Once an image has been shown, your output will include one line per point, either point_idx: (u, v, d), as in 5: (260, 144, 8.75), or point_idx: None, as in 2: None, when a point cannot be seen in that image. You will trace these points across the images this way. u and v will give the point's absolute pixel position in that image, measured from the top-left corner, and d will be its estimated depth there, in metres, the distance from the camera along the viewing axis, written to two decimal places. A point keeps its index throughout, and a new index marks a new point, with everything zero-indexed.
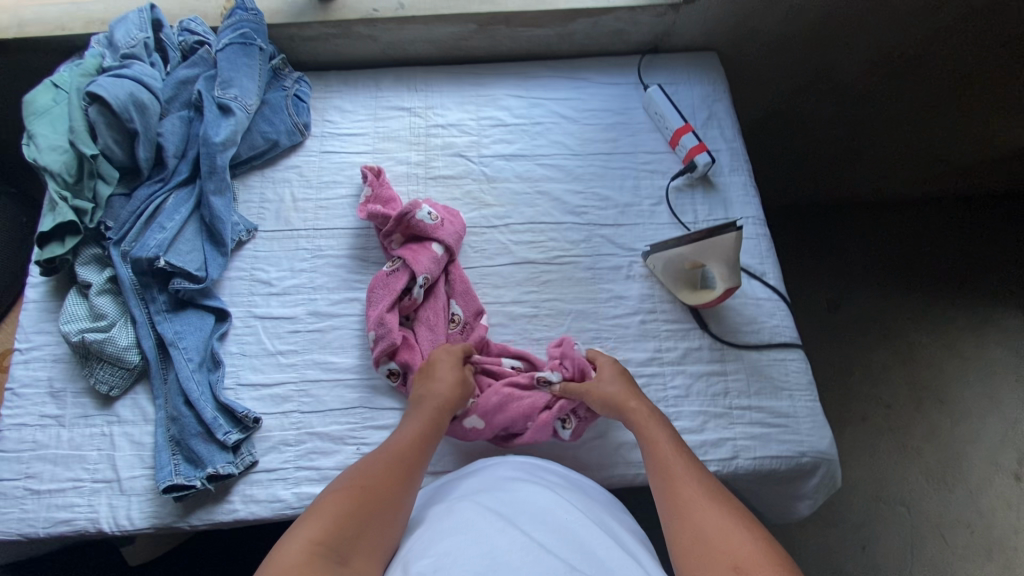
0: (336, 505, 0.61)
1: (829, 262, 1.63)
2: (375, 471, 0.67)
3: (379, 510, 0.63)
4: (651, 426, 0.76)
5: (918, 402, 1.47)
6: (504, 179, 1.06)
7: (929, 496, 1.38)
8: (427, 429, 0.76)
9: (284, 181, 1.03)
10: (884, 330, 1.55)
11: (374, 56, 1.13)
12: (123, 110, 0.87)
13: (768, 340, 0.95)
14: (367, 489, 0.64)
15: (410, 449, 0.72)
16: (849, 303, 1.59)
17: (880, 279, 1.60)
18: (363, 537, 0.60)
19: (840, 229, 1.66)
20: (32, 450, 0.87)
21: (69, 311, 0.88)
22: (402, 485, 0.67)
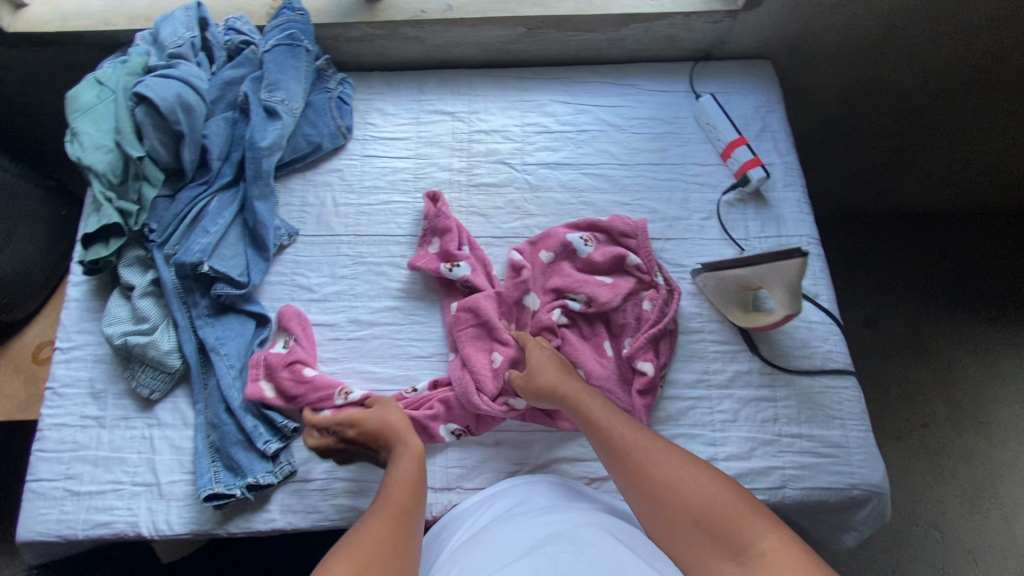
0: (348, 568, 0.58)
1: (872, 275, 1.57)
2: (379, 531, 0.64)
3: (390, 566, 0.60)
4: (604, 412, 0.77)
5: (956, 423, 1.43)
6: (548, 189, 1.03)
7: (965, 523, 1.33)
8: (417, 475, 0.75)
9: (325, 185, 1.02)
10: (925, 348, 1.50)
11: (418, 58, 1.10)
12: (169, 111, 0.84)
13: (821, 366, 0.91)
14: (377, 549, 0.61)
15: (406, 499, 0.70)
16: (892, 321, 1.53)
17: (923, 295, 1.54)
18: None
19: (884, 242, 1.60)
20: (73, 450, 0.87)
21: (112, 313, 0.88)
22: (406, 530, 0.65)
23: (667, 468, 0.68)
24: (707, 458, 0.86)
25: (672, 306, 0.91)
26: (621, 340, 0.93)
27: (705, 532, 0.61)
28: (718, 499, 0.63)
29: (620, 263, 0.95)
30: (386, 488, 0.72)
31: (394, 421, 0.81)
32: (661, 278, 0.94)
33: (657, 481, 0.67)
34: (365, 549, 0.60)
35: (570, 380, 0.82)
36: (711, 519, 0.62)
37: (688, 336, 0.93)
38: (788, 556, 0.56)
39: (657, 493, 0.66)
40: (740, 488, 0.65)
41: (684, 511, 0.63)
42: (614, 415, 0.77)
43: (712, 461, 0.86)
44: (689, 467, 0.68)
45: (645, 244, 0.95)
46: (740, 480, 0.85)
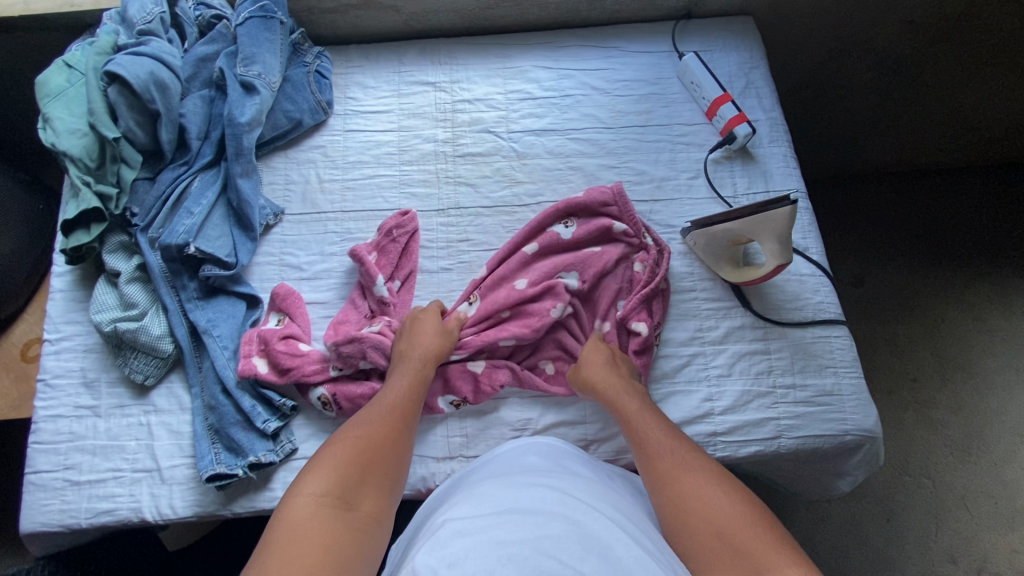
0: (336, 463, 0.66)
1: (857, 232, 1.58)
2: (371, 433, 0.71)
3: (378, 470, 0.69)
4: (643, 418, 0.78)
5: (944, 374, 1.46)
6: (534, 155, 1.02)
7: (952, 469, 1.37)
8: (417, 390, 0.80)
9: (308, 162, 1.00)
10: (910, 304, 1.52)
11: (395, 29, 1.08)
12: (144, 90, 0.82)
13: (812, 318, 0.92)
14: (364, 450, 0.69)
15: (399, 406, 0.77)
16: (877, 278, 1.55)
17: (909, 250, 1.56)
18: (367, 483, 0.66)
19: (869, 199, 1.60)
20: (69, 441, 0.86)
21: (99, 300, 0.86)
22: (398, 440, 0.73)
23: (699, 486, 0.67)
24: (704, 413, 0.87)
25: (662, 266, 0.91)
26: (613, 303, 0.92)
27: (727, 547, 0.61)
28: (749, 523, 0.62)
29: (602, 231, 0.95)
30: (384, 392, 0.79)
31: (428, 337, 0.85)
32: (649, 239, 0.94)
33: (688, 497, 0.66)
34: (354, 447, 0.69)
35: (620, 386, 0.81)
36: (736, 537, 0.61)
37: (681, 295, 0.94)
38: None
39: (685, 509, 0.66)
40: (769, 518, 0.64)
41: (711, 527, 0.63)
42: (657, 427, 0.76)
43: (709, 416, 0.87)
44: (724, 489, 0.67)
45: (630, 205, 0.95)
46: (736, 432, 0.86)
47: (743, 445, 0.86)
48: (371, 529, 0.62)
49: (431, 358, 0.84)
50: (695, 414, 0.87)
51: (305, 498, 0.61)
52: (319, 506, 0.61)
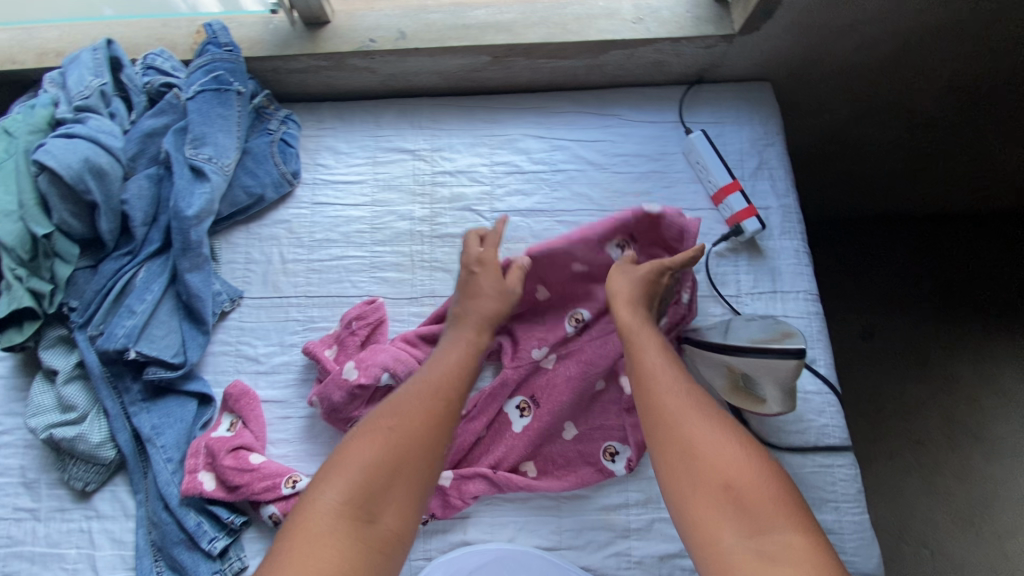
0: (360, 459, 0.61)
1: (868, 282, 1.43)
2: (406, 412, 0.65)
3: (416, 455, 0.62)
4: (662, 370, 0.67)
5: (951, 437, 1.28)
6: (519, 239, 0.93)
7: (953, 542, 1.19)
8: (463, 362, 0.72)
9: (271, 239, 0.92)
10: (921, 356, 1.35)
11: (373, 87, 0.98)
12: (76, 181, 0.73)
13: (814, 443, 0.84)
14: (393, 444, 0.62)
15: (443, 385, 0.68)
16: (888, 329, 1.39)
17: (925, 301, 1.39)
18: (393, 489, 0.60)
19: (894, 250, 1.43)
20: (7, 546, 0.81)
21: (34, 402, 0.79)
22: (438, 419, 0.65)
23: (713, 432, 0.61)
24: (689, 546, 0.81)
25: None
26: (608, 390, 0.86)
27: (733, 503, 0.56)
28: (761, 479, 0.57)
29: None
30: (429, 367, 0.71)
31: (485, 295, 0.79)
32: (686, 295, 0.85)
33: (693, 437, 0.61)
34: (377, 441, 0.62)
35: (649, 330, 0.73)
36: (745, 495, 0.56)
37: None
38: (807, 557, 0.51)
39: (689, 453, 0.60)
40: (788, 481, 0.58)
41: (716, 477, 0.58)
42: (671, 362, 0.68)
43: None
44: (739, 440, 0.60)
45: None
46: None
47: None
48: (388, 546, 0.58)
49: (488, 322, 0.78)
50: (678, 546, 0.81)
51: (320, 508, 0.57)
52: (339, 510, 0.57)
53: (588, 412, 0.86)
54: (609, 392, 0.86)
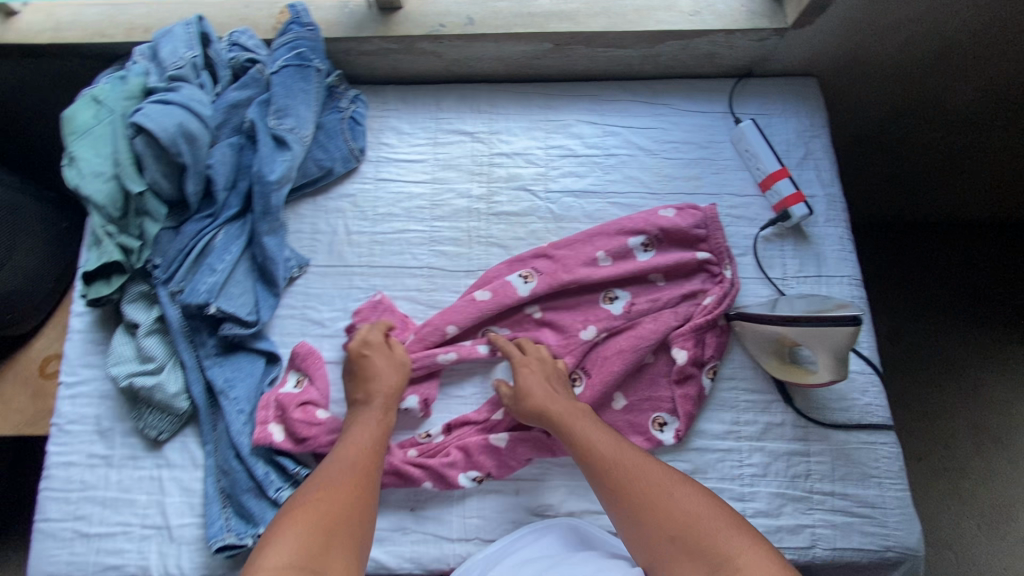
0: (299, 528, 0.64)
1: (899, 284, 1.44)
2: (338, 493, 0.70)
3: (349, 529, 0.67)
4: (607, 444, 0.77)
5: (976, 441, 1.30)
6: (573, 219, 0.97)
7: (978, 546, 1.22)
8: (378, 435, 0.79)
9: (337, 211, 0.97)
10: (944, 363, 1.37)
11: (435, 72, 1.03)
12: (171, 143, 0.78)
13: (858, 420, 0.87)
14: (332, 510, 0.67)
15: (365, 458, 0.76)
16: (918, 333, 1.40)
17: (954, 306, 1.41)
18: (334, 547, 0.64)
19: (924, 255, 1.45)
20: (81, 491, 0.85)
21: (116, 352, 0.84)
22: (361, 498, 0.71)
23: (653, 483, 0.71)
24: None
25: (714, 338, 0.88)
26: (656, 363, 0.89)
27: (682, 544, 0.65)
28: (700, 513, 0.67)
29: (680, 267, 0.92)
30: (340, 444, 0.77)
31: (385, 374, 0.84)
32: (729, 271, 0.92)
33: (646, 495, 0.70)
34: (321, 508, 0.67)
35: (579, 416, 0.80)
36: (693, 530, 0.65)
37: (720, 383, 0.89)
38: (760, 566, 0.59)
39: (642, 508, 0.70)
40: (720, 503, 0.69)
41: (665, 525, 0.67)
42: (599, 430, 0.79)
43: None
44: (671, 482, 0.71)
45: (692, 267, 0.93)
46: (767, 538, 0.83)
47: None
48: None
49: (391, 396, 0.83)
50: None
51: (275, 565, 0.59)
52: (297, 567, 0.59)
53: (637, 383, 0.89)
54: (658, 364, 0.89)
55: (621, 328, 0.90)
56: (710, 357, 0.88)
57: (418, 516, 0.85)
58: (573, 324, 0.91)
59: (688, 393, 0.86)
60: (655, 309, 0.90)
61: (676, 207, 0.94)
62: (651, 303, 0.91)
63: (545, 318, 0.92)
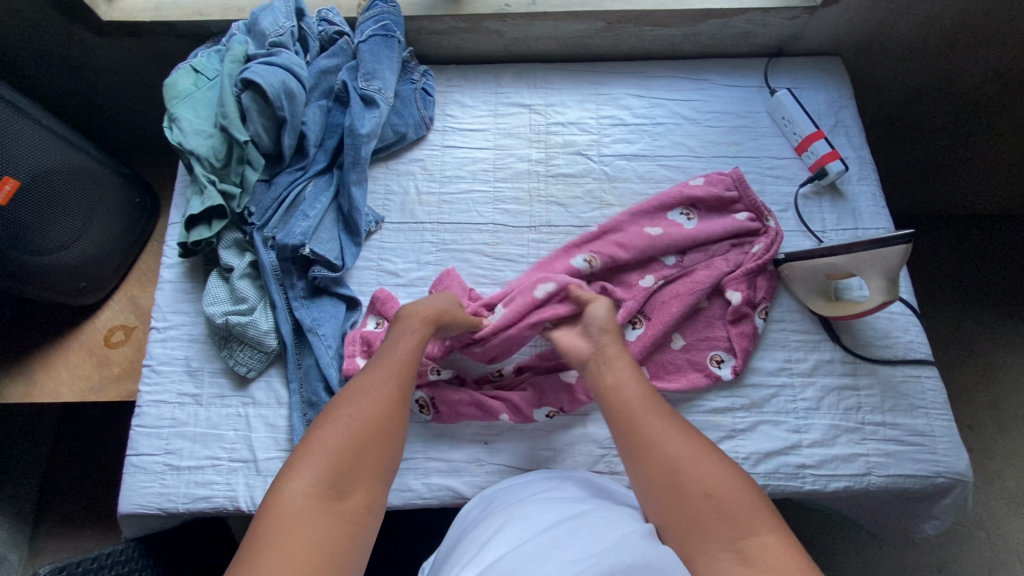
0: (331, 447, 0.65)
1: (931, 270, 1.44)
2: (363, 412, 0.69)
3: (373, 448, 0.67)
4: (654, 404, 0.75)
5: (1002, 419, 1.31)
6: (625, 179, 1.05)
7: (1008, 520, 1.23)
8: (412, 352, 0.79)
9: (407, 174, 1.04)
10: (966, 347, 1.37)
11: (496, 52, 1.13)
12: (275, 98, 0.87)
13: (902, 356, 0.92)
14: (362, 434, 0.67)
15: (393, 382, 0.74)
16: (947, 318, 1.40)
17: (982, 290, 1.41)
18: (357, 468, 0.65)
19: (958, 244, 1.44)
20: (171, 426, 0.89)
21: (211, 293, 0.90)
22: (388, 415, 0.71)
23: (687, 448, 0.69)
24: (792, 444, 0.88)
25: (764, 283, 0.95)
26: (710, 307, 0.95)
27: (708, 510, 0.63)
28: (733, 487, 0.65)
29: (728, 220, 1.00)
30: (382, 360, 0.77)
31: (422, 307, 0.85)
32: (771, 221, 0.99)
33: (678, 459, 0.68)
34: (350, 429, 0.67)
35: (630, 371, 0.79)
36: (725, 502, 0.63)
37: (771, 325, 0.95)
38: (786, 554, 0.58)
39: (674, 472, 0.67)
40: (747, 478, 0.67)
41: (696, 488, 0.65)
42: (645, 395, 0.76)
43: (796, 447, 0.88)
44: (705, 451, 0.69)
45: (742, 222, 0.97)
46: (825, 466, 0.87)
47: (831, 479, 0.87)
48: (359, 520, 0.61)
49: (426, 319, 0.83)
50: (782, 444, 0.88)
51: (296, 496, 0.60)
52: (311, 499, 0.60)
53: (693, 325, 0.95)
54: (712, 308, 0.95)
55: (679, 275, 0.96)
56: (762, 299, 0.94)
57: (491, 449, 0.89)
58: (630, 273, 0.97)
59: (744, 330, 0.92)
60: (706, 258, 0.97)
61: (704, 177, 1.02)
62: (702, 252, 0.98)
63: (603, 272, 0.98)
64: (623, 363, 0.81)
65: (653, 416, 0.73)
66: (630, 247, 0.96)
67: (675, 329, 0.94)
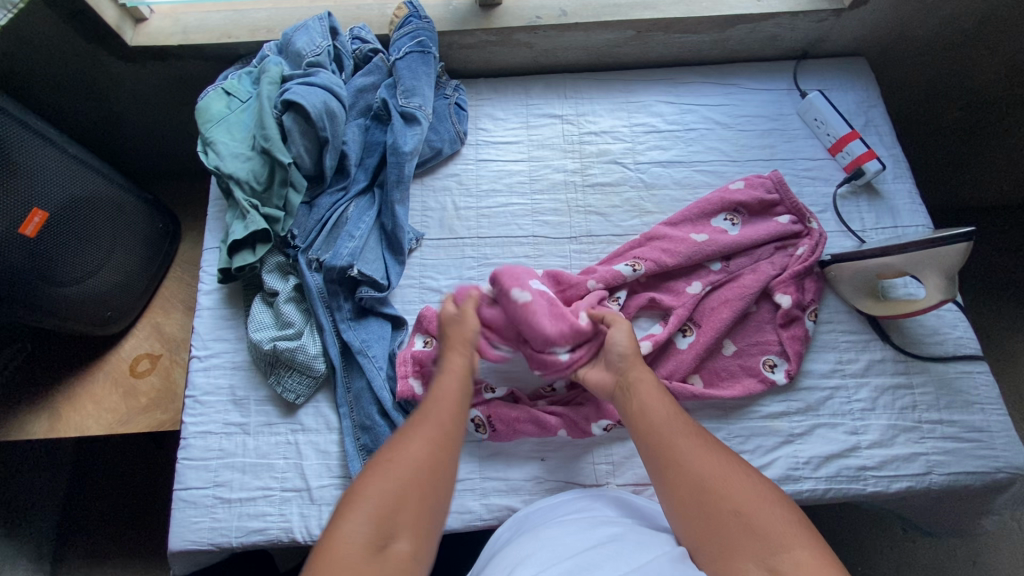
0: (379, 493, 0.63)
1: (981, 269, 1.41)
2: (409, 450, 0.68)
3: (421, 487, 0.65)
4: (675, 419, 0.73)
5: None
6: (663, 186, 1.04)
7: None
8: (460, 391, 0.76)
9: (444, 190, 1.03)
10: (990, 340, 1.36)
11: (524, 64, 1.13)
12: (318, 119, 0.87)
13: (953, 352, 0.93)
14: (411, 479, 0.65)
15: (440, 412, 0.72)
16: (1004, 321, 1.36)
17: None
18: (404, 512, 0.63)
19: (1006, 238, 1.40)
20: (219, 458, 0.87)
21: (256, 319, 0.89)
22: (436, 451, 0.68)
23: (715, 466, 0.67)
24: (851, 446, 0.88)
25: (810, 286, 0.95)
26: (759, 311, 0.95)
27: (738, 531, 0.62)
28: (763, 503, 0.64)
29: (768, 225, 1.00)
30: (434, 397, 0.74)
31: (465, 328, 0.81)
32: (814, 223, 0.99)
33: (708, 479, 0.66)
34: (397, 473, 0.65)
35: (653, 386, 0.77)
36: (757, 521, 0.62)
37: (820, 326, 0.95)
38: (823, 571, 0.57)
39: (702, 492, 0.66)
40: (778, 492, 0.66)
41: (727, 507, 0.64)
42: (669, 409, 0.73)
43: (855, 448, 0.88)
44: (736, 467, 0.67)
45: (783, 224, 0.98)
46: (886, 467, 0.87)
47: (892, 480, 0.86)
48: (406, 569, 0.60)
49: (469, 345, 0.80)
50: (841, 447, 0.88)
51: (347, 543, 0.59)
52: (357, 547, 0.58)
53: (742, 330, 0.94)
54: (761, 312, 0.95)
55: (726, 280, 0.95)
56: (810, 301, 0.94)
57: (549, 466, 0.87)
58: (676, 279, 0.97)
59: (795, 334, 0.92)
60: (751, 262, 0.97)
61: (744, 180, 1.02)
62: (747, 256, 0.97)
63: (648, 279, 0.97)
64: (645, 379, 0.78)
65: (680, 432, 0.71)
66: (676, 253, 0.95)
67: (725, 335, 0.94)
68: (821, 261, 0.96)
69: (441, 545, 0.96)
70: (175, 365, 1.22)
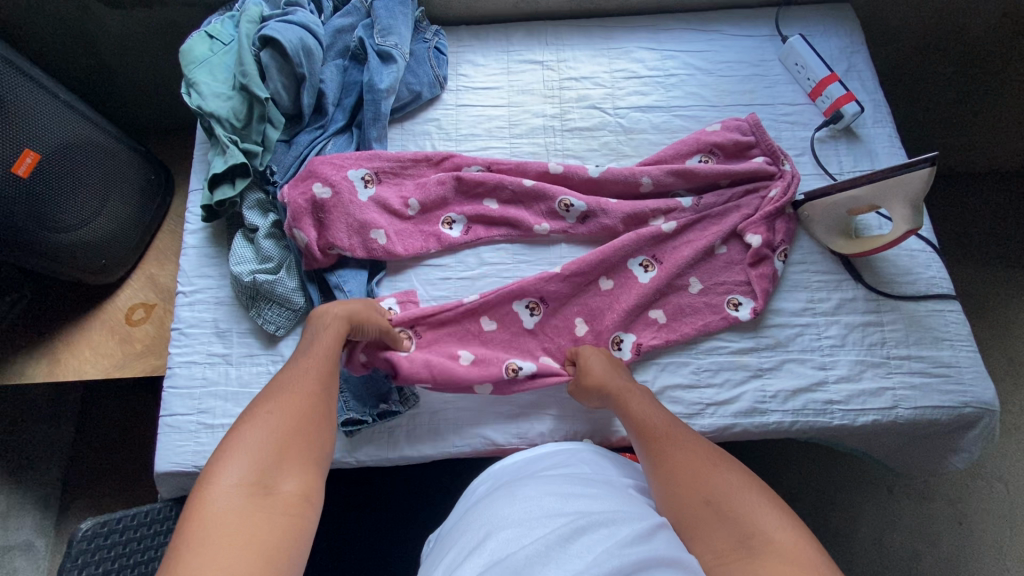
0: (259, 439, 0.61)
1: (967, 228, 1.40)
2: (290, 402, 0.67)
3: (301, 438, 0.64)
4: (658, 418, 0.75)
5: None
6: (641, 131, 1.05)
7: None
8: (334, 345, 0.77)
9: (423, 134, 1.03)
10: (979, 301, 1.35)
11: (506, 12, 1.14)
12: (294, 54, 0.91)
13: (925, 292, 0.93)
14: (291, 430, 0.64)
15: (321, 369, 0.73)
16: (989, 280, 1.36)
17: (1014, 241, 1.38)
18: (288, 460, 0.61)
19: (986, 198, 1.42)
20: (203, 386, 0.90)
21: (238, 254, 0.92)
22: (316, 404, 0.68)
23: (702, 461, 0.69)
24: (817, 380, 0.89)
25: (785, 226, 0.95)
26: (728, 251, 0.96)
27: (717, 517, 0.63)
28: (738, 489, 0.65)
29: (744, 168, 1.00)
30: (304, 359, 0.74)
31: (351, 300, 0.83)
32: (787, 165, 0.99)
33: (690, 468, 0.68)
34: (277, 421, 0.64)
35: (638, 392, 0.80)
36: (731, 506, 0.63)
37: (794, 266, 0.96)
38: (798, 547, 0.58)
39: (694, 483, 0.66)
40: (761, 484, 0.66)
41: (700, 495, 0.65)
42: (659, 412, 0.76)
43: (823, 383, 0.89)
44: (716, 459, 0.69)
45: (757, 165, 0.98)
46: (853, 401, 0.88)
47: (859, 413, 0.87)
48: (298, 507, 0.58)
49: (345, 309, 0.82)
50: (809, 381, 0.89)
51: (224, 491, 0.55)
52: (239, 493, 0.56)
53: (715, 270, 0.95)
54: (733, 251, 0.96)
55: (696, 220, 0.96)
56: (782, 241, 0.95)
57: (518, 400, 0.89)
58: (647, 220, 0.97)
59: (763, 273, 0.93)
60: (723, 203, 0.98)
61: (720, 123, 1.03)
62: (719, 197, 0.98)
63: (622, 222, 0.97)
64: (629, 384, 0.81)
65: (665, 428, 0.74)
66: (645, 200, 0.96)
67: (690, 273, 0.95)
68: (795, 202, 0.96)
69: (420, 478, 0.99)
70: (168, 314, 1.25)
